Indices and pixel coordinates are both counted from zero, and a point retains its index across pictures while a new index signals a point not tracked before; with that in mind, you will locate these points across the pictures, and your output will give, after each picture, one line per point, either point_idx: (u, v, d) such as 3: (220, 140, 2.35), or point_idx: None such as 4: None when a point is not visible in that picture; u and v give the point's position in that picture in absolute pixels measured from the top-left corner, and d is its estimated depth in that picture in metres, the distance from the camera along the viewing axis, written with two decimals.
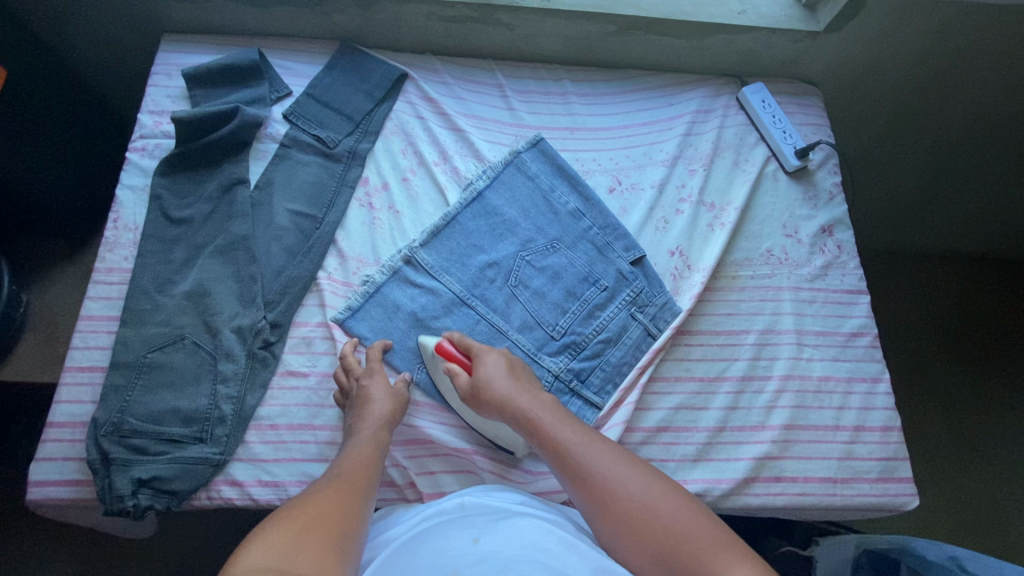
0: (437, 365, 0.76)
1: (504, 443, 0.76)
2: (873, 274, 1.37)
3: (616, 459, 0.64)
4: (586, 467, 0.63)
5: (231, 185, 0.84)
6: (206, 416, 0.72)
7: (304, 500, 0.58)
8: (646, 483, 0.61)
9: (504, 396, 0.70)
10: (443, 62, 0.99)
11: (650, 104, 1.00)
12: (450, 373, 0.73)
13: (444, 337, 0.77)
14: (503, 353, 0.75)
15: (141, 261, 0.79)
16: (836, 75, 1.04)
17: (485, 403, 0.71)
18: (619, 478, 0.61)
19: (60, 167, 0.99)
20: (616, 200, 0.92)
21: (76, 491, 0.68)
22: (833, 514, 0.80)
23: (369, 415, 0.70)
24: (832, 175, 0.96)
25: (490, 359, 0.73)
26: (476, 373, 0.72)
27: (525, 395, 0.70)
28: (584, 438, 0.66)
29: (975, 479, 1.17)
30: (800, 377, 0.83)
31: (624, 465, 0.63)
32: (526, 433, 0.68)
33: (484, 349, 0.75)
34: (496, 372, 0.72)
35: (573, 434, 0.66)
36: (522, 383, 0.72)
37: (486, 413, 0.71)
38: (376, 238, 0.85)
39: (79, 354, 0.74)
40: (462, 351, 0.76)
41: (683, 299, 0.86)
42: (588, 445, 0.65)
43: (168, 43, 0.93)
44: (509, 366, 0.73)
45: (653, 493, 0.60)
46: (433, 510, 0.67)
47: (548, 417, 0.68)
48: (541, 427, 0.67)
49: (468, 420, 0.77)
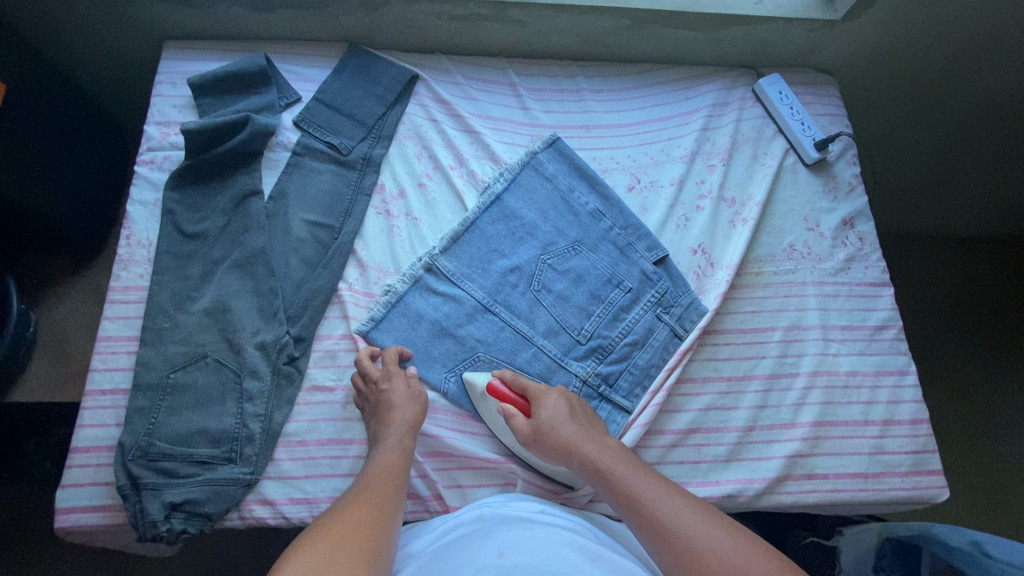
0: (490, 405, 0.75)
1: (560, 479, 0.74)
2: (894, 260, 1.37)
3: (697, 512, 0.61)
4: (664, 521, 0.60)
5: (244, 197, 0.82)
6: (234, 435, 0.71)
7: (330, 517, 0.57)
8: (727, 538, 0.58)
9: (569, 442, 0.68)
10: (453, 62, 0.97)
11: (666, 99, 0.98)
12: (508, 416, 0.71)
13: (494, 376, 0.75)
14: (559, 391, 0.74)
15: (156, 279, 0.77)
16: (853, 61, 1.02)
17: (549, 448, 0.69)
18: (698, 530, 0.58)
19: (85, 184, 0.99)
20: (636, 198, 0.91)
21: (105, 517, 0.67)
22: (865, 509, 0.80)
23: (392, 421, 0.69)
24: (851, 165, 0.95)
25: (550, 401, 0.72)
26: (537, 417, 0.70)
27: (592, 441, 0.68)
28: (660, 488, 0.63)
29: (994, 463, 1.18)
30: (828, 372, 0.82)
31: (705, 519, 0.60)
32: (594, 480, 0.66)
33: (541, 389, 0.73)
34: (558, 416, 0.70)
35: (647, 485, 0.63)
36: (585, 427, 0.70)
37: (548, 456, 0.70)
38: (395, 247, 0.84)
39: (99, 376, 0.73)
40: (517, 391, 0.74)
41: (708, 297, 0.85)
42: (662, 496, 0.62)
43: (171, 51, 0.91)
44: (570, 409, 0.72)
45: (738, 551, 0.57)
46: (454, 521, 0.65)
47: (619, 466, 0.65)
48: (613, 477, 0.65)
49: (525, 459, 0.75)
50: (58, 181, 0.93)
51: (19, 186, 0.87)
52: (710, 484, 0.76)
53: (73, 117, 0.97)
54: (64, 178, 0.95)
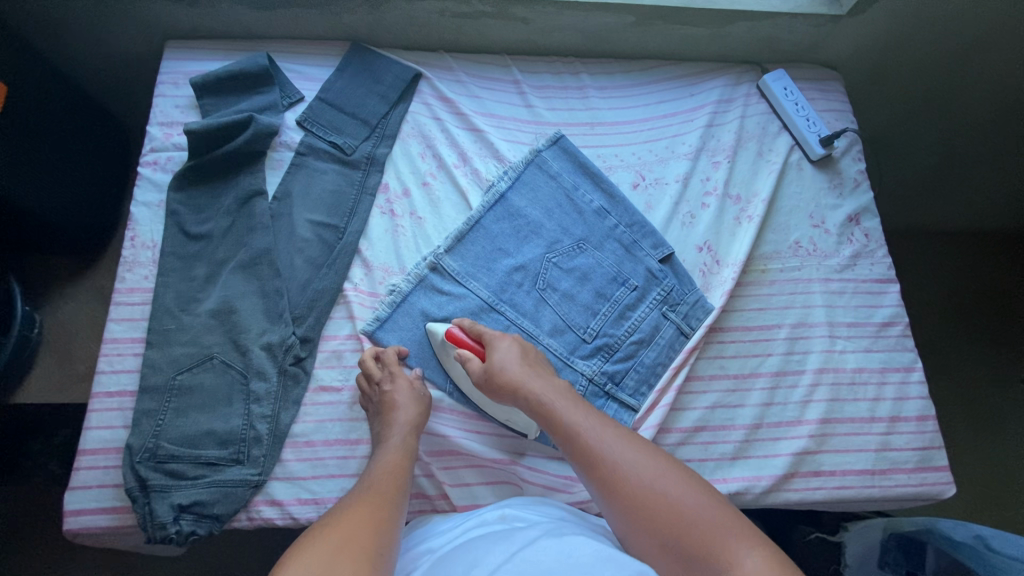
0: (449, 352, 0.76)
1: (518, 428, 0.75)
2: (900, 255, 1.36)
3: (632, 446, 0.63)
4: (599, 452, 0.63)
5: (248, 197, 0.82)
6: (242, 436, 0.71)
7: (332, 518, 0.57)
8: (653, 465, 0.61)
9: (516, 381, 0.69)
10: (457, 59, 0.97)
11: (671, 96, 0.98)
12: (463, 360, 0.72)
13: (454, 324, 0.76)
14: (516, 339, 0.74)
15: (162, 281, 0.77)
16: (859, 56, 1.02)
17: (498, 389, 0.69)
18: (628, 460, 0.62)
19: (87, 184, 0.99)
20: (641, 196, 0.90)
21: (114, 519, 0.68)
22: (871, 505, 0.80)
23: (396, 421, 0.69)
24: (857, 161, 0.95)
25: (502, 344, 0.72)
26: (488, 359, 0.71)
27: (539, 380, 0.69)
28: (600, 426, 0.65)
29: (998, 458, 1.18)
30: (834, 370, 0.82)
31: (636, 449, 0.63)
32: (535, 414, 0.68)
33: (496, 334, 0.74)
34: (508, 358, 0.71)
35: (588, 423, 0.65)
36: (534, 368, 0.71)
37: (498, 398, 0.71)
38: (400, 246, 0.83)
39: (106, 378, 0.73)
40: (473, 337, 0.75)
41: (714, 295, 0.85)
42: (598, 428, 0.65)
43: (173, 50, 0.90)
44: (521, 352, 0.72)
45: (663, 478, 0.60)
46: (475, 521, 0.66)
47: (560, 400, 0.67)
48: (553, 410, 0.67)
49: (481, 406, 0.76)
50: (62, 183, 0.93)
51: (26, 190, 0.87)
52: (717, 481, 0.77)
53: (77, 119, 0.97)
54: (67, 179, 0.94)
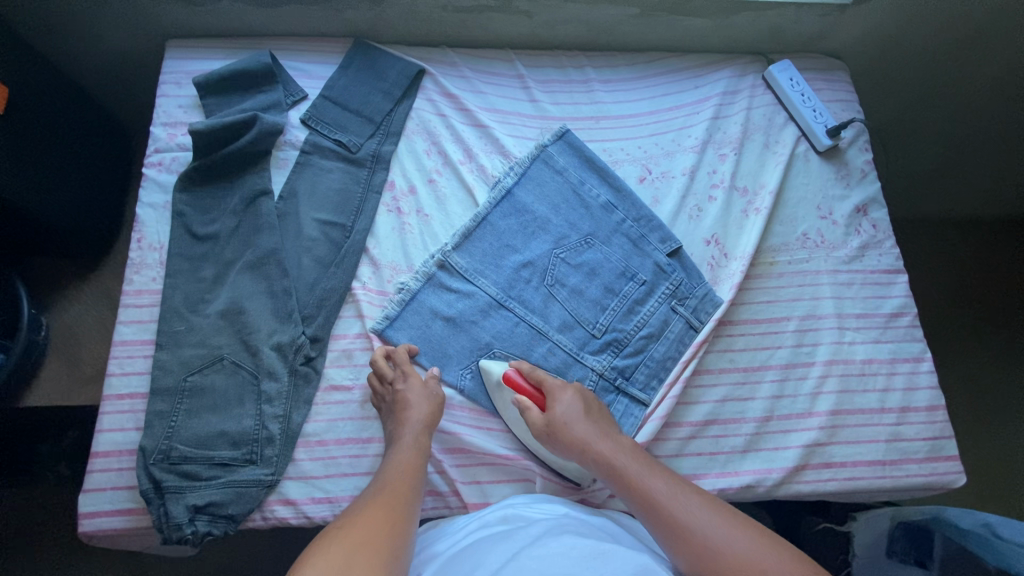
0: (505, 396, 0.75)
1: (569, 475, 0.75)
2: (908, 244, 1.35)
3: (714, 512, 0.62)
4: (677, 517, 0.62)
5: (254, 197, 0.81)
6: (254, 437, 0.71)
7: (348, 519, 0.57)
8: (736, 532, 0.60)
9: (582, 438, 0.69)
10: (460, 55, 0.96)
11: (676, 88, 0.97)
12: (521, 407, 0.72)
13: (510, 367, 0.76)
14: (574, 386, 0.74)
15: (170, 282, 0.77)
16: (865, 44, 1.01)
17: (561, 443, 0.70)
18: (712, 528, 0.60)
19: (94, 188, 0.99)
20: (647, 189, 0.90)
21: (129, 521, 0.68)
22: (881, 495, 0.81)
23: (408, 420, 0.69)
24: (864, 151, 0.94)
25: (564, 397, 0.72)
26: (551, 411, 0.71)
27: (606, 440, 0.69)
28: (679, 491, 0.64)
29: (1005, 446, 1.19)
30: (844, 361, 0.82)
31: (718, 515, 0.62)
32: (607, 478, 0.67)
33: (556, 384, 0.74)
34: (571, 412, 0.71)
35: (651, 476, 0.66)
36: (598, 424, 0.71)
37: (559, 450, 0.71)
38: (408, 244, 0.83)
39: (117, 381, 0.73)
40: (532, 383, 0.74)
41: (723, 288, 0.85)
42: (675, 492, 0.64)
43: (175, 50, 0.90)
44: (584, 405, 0.72)
45: (750, 547, 0.58)
46: (479, 522, 0.66)
47: (633, 463, 0.67)
48: (625, 473, 0.66)
49: (535, 451, 0.76)
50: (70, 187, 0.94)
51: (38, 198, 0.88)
52: (728, 475, 0.77)
53: (81, 123, 0.97)
54: (75, 183, 0.95)
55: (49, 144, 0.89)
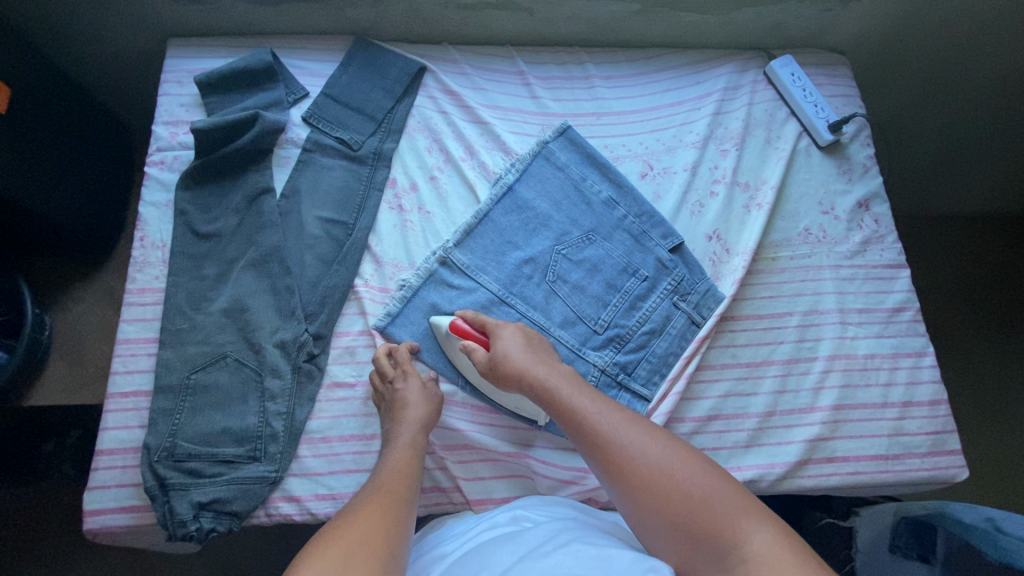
0: (453, 344, 0.77)
1: (524, 414, 0.76)
2: (911, 239, 1.35)
3: (639, 428, 0.62)
4: (603, 433, 0.62)
5: (256, 195, 0.82)
6: (258, 434, 0.71)
7: (344, 519, 0.57)
8: (658, 445, 0.61)
9: (520, 368, 0.69)
10: (461, 52, 0.96)
11: (677, 84, 0.97)
12: (467, 349, 0.73)
13: (457, 316, 0.77)
14: (518, 325, 0.75)
15: (173, 280, 0.77)
16: (867, 39, 1.01)
17: (503, 376, 0.70)
18: (636, 442, 0.61)
19: (98, 188, 1.00)
20: (649, 185, 0.90)
21: (134, 518, 0.68)
22: (884, 490, 0.81)
23: (405, 419, 0.69)
24: (866, 147, 0.94)
25: (506, 334, 0.73)
26: (493, 349, 0.72)
27: (545, 367, 0.69)
28: (608, 411, 0.64)
29: (1007, 442, 1.18)
30: (846, 356, 0.82)
31: (644, 431, 0.62)
32: (541, 401, 0.68)
33: (499, 324, 0.74)
34: (512, 346, 0.71)
35: (583, 397, 0.66)
36: (537, 354, 0.71)
37: (504, 385, 0.71)
38: (409, 241, 0.83)
39: (120, 379, 0.73)
40: (479, 329, 0.76)
41: (725, 283, 0.85)
42: (603, 410, 0.64)
43: (176, 49, 0.90)
44: (525, 338, 0.73)
45: (671, 459, 0.59)
46: (488, 524, 0.66)
47: (565, 385, 0.67)
48: (558, 396, 0.66)
49: (487, 395, 0.77)
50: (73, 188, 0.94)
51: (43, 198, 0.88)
52: (731, 470, 0.77)
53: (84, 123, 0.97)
54: (78, 183, 0.95)
55: (53, 145, 0.90)
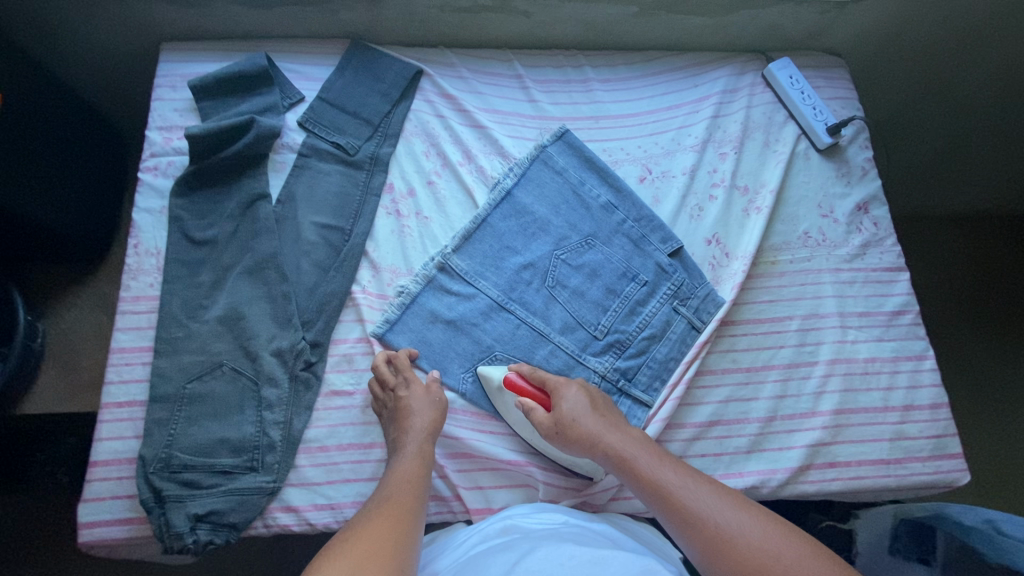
0: (507, 399, 0.75)
1: (581, 471, 0.75)
2: (908, 241, 1.35)
3: (728, 503, 0.61)
4: (691, 508, 0.61)
5: (252, 201, 0.81)
6: (255, 444, 0.70)
7: (354, 530, 0.57)
8: (749, 519, 0.60)
9: (590, 432, 0.69)
10: (458, 55, 0.95)
11: (675, 86, 0.96)
12: (527, 409, 0.71)
13: (511, 370, 0.75)
14: (577, 382, 0.74)
15: (167, 288, 0.76)
16: (865, 41, 1.01)
17: (571, 441, 0.69)
18: (727, 518, 0.60)
19: (94, 193, 0.99)
20: (648, 189, 0.89)
21: (129, 530, 0.67)
22: (885, 494, 0.81)
23: (411, 427, 0.68)
24: (864, 149, 0.94)
25: (569, 393, 0.72)
26: (557, 409, 0.71)
27: (616, 433, 0.69)
28: (693, 482, 0.64)
29: (1004, 442, 1.19)
30: (847, 360, 0.82)
31: (733, 504, 0.61)
32: (618, 470, 0.67)
33: (560, 382, 0.73)
34: (578, 407, 0.71)
35: (663, 466, 0.66)
36: (606, 418, 0.71)
37: (570, 448, 0.70)
38: (407, 247, 0.82)
39: (115, 389, 0.72)
40: (535, 384, 0.74)
41: (725, 288, 0.84)
42: (687, 482, 0.64)
43: (170, 53, 0.89)
44: (590, 400, 0.72)
45: (766, 536, 0.58)
46: (480, 537, 0.65)
47: (643, 454, 0.67)
48: (637, 465, 0.66)
49: (546, 453, 0.75)
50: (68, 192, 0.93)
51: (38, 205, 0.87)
52: (733, 476, 0.77)
53: (79, 128, 0.96)
54: (73, 188, 0.94)
55: (45, 150, 0.89)
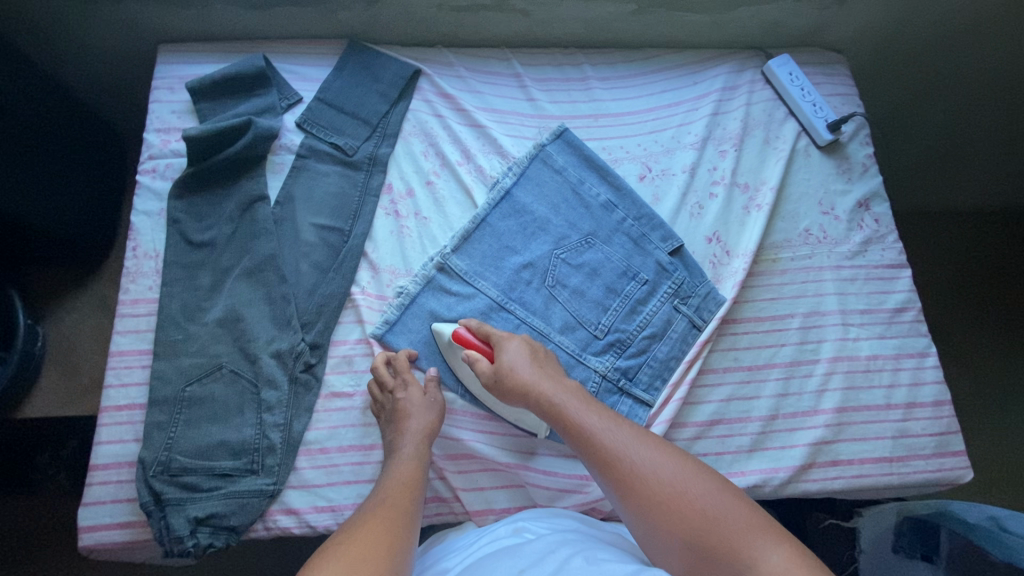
0: (456, 354, 0.76)
1: (524, 427, 0.75)
2: (910, 237, 1.35)
3: (647, 445, 0.64)
4: (612, 451, 0.63)
5: (250, 203, 0.80)
6: (255, 446, 0.70)
7: (348, 533, 0.57)
8: (664, 459, 0.62)
9: (527, 383, 0.69)
10: (456, 54, 0.95)
11: (675, 84, 0.96)
12: (470, 360, 0.72)
13: (461, 325, 0.75)
14: (522, 337, 0.74)
15: (166, 290, 0.76)
16: (865, 37, 1.00)
17: (508, 391, 0.70)
18: (645, 458, 0.62)
19: (94, 196, 0.99)
20: (648, 187, 0.89)
21: (130, 534, 0.67)
22: (888, 492, 0.80)
23: (407, 430, 0.68)
24: (865, 146, 0.93)
25: (511, 346, 0.72)
26: (498, 360, 0.71)
27: (550, 382, 0.70)
28: (615, 426, 0.66)
29: (1007, 436, 1.19)
30: (849, 358, 0.82)
31: (652, 447, 0.63)
32: (548, 417, 0.68)
33: (504, 336, 0.73)
34: (517, 359, 0.71)
35: (590, 413, 0.67)
36: (543, 369, 0.71)
37: (508, 399, 0.71)
38: (406, 247, 0.82)
39: (114, 392, 0.72)
40: (480, 338, 0.74)
41: (725, 286, 0.84)
42: (611, 427, 0.65)
43: (168, 55, 0.89)
44: (531, 353, 0.72)
45: (679, 476, 0.60)
46: (489, 537, 0.66)
47: (572, 401, 0.68)
48: (565, 412, 0.67)
49: (487, 405, 0.76)
50: (69, 195, 0.94)
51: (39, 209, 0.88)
52: (735, 475, 0.76)
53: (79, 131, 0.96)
54: (73, 192, 0.95)
55: (44, 154, 0.89)
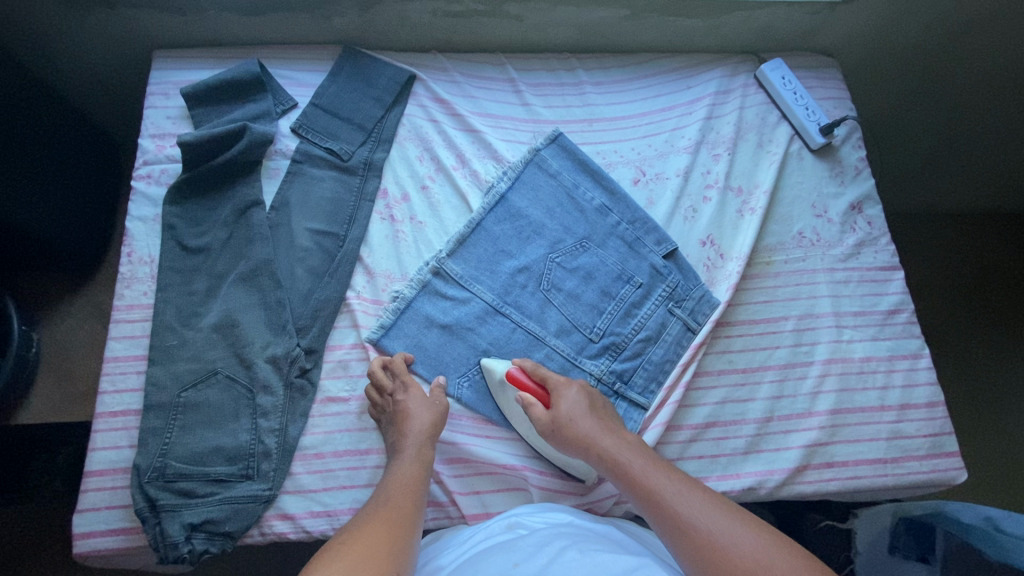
0: (507, 394, 0.75)
1: (575, 473, 0.74)
2: (902, 238, 1.36)
3: (720, 510, 0.60)
4: (682, 513, 0.60)
5: (246, 208, 0.81)
6: (250, 451, 0.70)
7: (351, 534, 0.56)
8: (741, 527, 0.58)
9: (587, 435, 0.69)
10: (450, 59, 0.95)
11: (668, 89, 0.97)
12: (526, 404, 0.71)
13: (513, 365, 0.75)
14: (578, 383, 0.74)
15: (161, 296, 0.76)
16: (856, 40, 1.01)
17: (566, 440, 0.69)
18: (719, 525, 0.58)
19: (89, 201, 0.99)
20: (642, 191, 0.89)
21: (125, 540, 0.67)
22: (882, 493, 0.81)
23: (410, 430, 0.68)
24: (857, 149, 0.94)
25: (569, 393, 0.72)
26: (556, 408, 0.71)
27: (613, 437, 0.69)
28: (684, 487, 0.63)
29: (1002, 436, 1.19)
30: (843, 360, 0.82)
31: (727, 513, 0.60)
32: (611, 473, 0.67)
33: (560, 381, 0.73)
34: (577, 409, 0.71)
35: (656, 472, 0.65)
36: (604, 421, 0.71)
37: (564, 447, 0.70)
38: (402, 251, 0.82)
39: (109, 398, 0.72)
40: (536, 381, 0.74)
41: (719, 289, 0.85)
42: (679, 488, 0.62)
43: (163, 61, 0.89)
44: (590, 402, 0.72)
45: (760, 547, 0.56)
46: (484, 532, 0.66)
47: (637, 459, 0.66)
48: (630, 469, 0.66)
49: (542, 451, 0.75)
50: (65, 201, 0.94)
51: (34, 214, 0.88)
52: (730, 477, 0.77)
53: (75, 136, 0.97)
54: (69, 197, 0.95)
55: (39, 160, 0.90)
